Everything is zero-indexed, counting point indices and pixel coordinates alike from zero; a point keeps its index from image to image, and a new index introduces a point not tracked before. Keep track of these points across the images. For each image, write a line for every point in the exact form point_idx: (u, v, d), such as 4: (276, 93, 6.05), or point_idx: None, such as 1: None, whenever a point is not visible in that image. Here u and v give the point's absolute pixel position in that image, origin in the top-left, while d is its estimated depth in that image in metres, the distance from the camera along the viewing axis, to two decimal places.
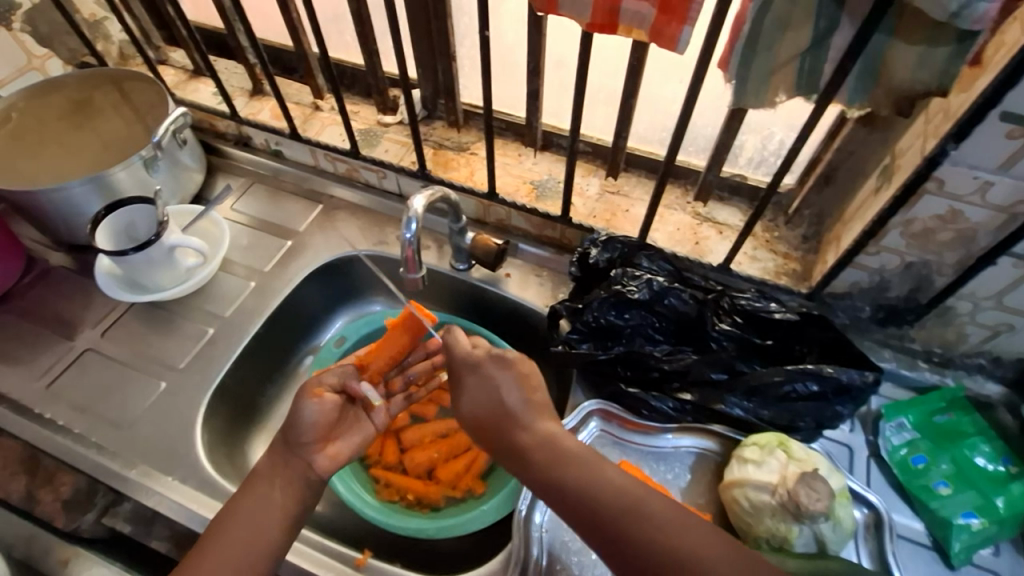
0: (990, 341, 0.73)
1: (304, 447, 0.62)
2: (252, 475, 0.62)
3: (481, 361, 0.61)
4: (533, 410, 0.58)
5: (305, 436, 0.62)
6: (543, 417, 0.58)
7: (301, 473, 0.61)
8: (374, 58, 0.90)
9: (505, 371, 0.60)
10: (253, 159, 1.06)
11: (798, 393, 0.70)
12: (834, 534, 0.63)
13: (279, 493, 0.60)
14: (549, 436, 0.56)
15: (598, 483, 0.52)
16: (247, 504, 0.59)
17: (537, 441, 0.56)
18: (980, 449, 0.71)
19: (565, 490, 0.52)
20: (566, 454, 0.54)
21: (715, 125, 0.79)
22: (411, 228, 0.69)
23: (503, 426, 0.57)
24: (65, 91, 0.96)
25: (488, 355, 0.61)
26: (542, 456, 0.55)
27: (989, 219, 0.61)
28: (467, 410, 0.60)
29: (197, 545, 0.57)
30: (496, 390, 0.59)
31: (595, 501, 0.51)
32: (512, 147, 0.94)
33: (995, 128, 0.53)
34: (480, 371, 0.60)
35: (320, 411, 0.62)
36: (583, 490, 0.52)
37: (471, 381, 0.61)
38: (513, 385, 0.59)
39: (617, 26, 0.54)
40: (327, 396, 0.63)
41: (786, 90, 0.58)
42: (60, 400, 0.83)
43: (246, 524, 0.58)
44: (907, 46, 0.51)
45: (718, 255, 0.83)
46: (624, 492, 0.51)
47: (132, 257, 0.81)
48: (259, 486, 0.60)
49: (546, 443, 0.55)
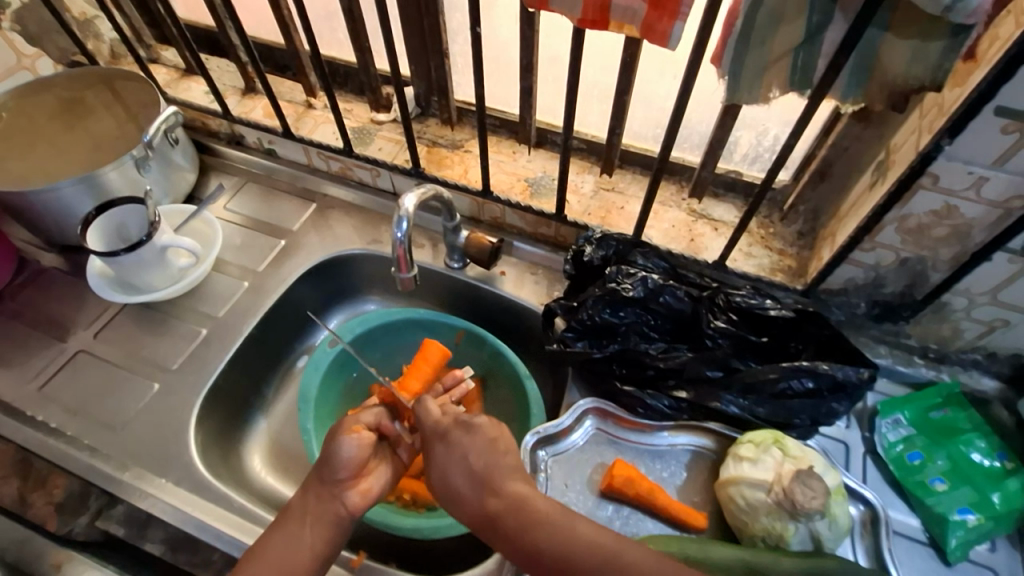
0: (986, 336, 0.73)
1: (340, 485, 0.63)
2: (283, 512, 0.62)
3: (449, 430, 0.61)
4: (500, 475, 0.57)
5: (341, 473, 0.63)
6: (512, 479, 0.57)
7: (333, 511, 0.61)
8: (366, 55, 0.89)
9: (476, 437, 0.59)
10: (246, 158, 1.05)
11: (794, 390, 0.70)
12: (830, 532, 0.62)
13: (308, 533, 0.60)
14: (519, 498, 0.55)
15: (568, 537, 0.51)
16: (276, 541, 0.59)
17: (506, 504, 0.54)
18: (976, 445, 0.71)
19: (540, 550, 0.51)
20: (536, 518, 0.53)
21: (709, 121, 0.79)
22: (403, 227, 0.68)
23: (473, 494, 0.56)
24: (54, 91, 0.95)
25: (455, 424, 0.61)
26: (512, 519, 0.53)
27: (985, 215, 0.60)
28: (438, 485, 0.59)
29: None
30: (464, 458, 0.58)
31: (568, 560, 0.50)
32: (507, 144, 0.93)
33: (990, 123, 0.53)
34: (448, 440, 0.60)
35: (358, 447, 0.64)
36: (552, 551, 0.51)
37: (440, 453, 0.60)
38: (483, 451, 0.58)
39: (609, 23, 0.54)
40: (364, 432, 0.65)
41: (780, 86, 0.57)
42: (53, 402, 0.82)
43: (277, 561, 0.58)
44: (901, 40, 0.51)
45: (713, 251, 0.82)
46: (604, 550, 0.50)
47: (124, 258, 0.81)
48: (290, 524, 0.61)
49: (515, 505, 0.54)
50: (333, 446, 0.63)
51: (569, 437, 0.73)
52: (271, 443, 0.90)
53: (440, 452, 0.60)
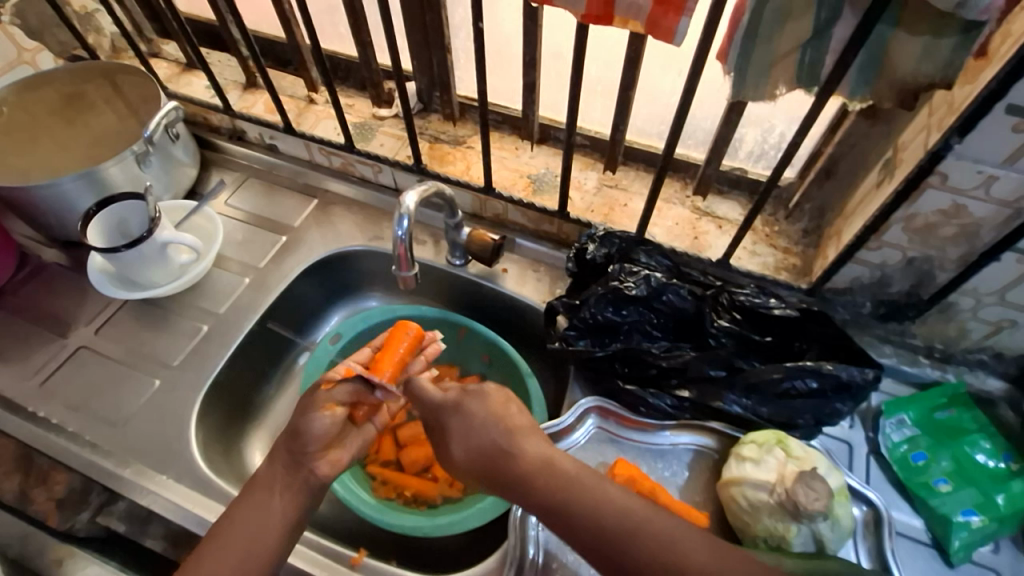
0: (993, 336, 0.72)
1: (307, 456, 0.61)
2: (249, 482, 0.62)
3: (459, 401, 0.63)
4: (519, 435, 0.58)
5: (309, 446, 0.62)
6: (530, 440, 0.58)
7: (302, 479, 0.61)
8: (368, 50, 0.88)
9: (483, 405, 0.61)
10: (247, 153, 1.04)
11: (798, 389, 0.69)
12: (832, 533, 0.62)
13: (278, 501, 0.60)
14: (546, 460, 0.56)
15: (600, 504, 0.52)
16: (245, 509, 0.59)
17: (535, 465, 0.56)
18: (981, 445, 0.71)
19: (568, 516, 0.52)
20: (564, 477, 0.54)
21: (714, 117, 0.78)
22: (404, 224, 0.68)
23: (496, 462, 0.57)
24: (55, 85, 0.94)
25: (465, 394, 0.63)
26: (540, 478, 0.55)
27: (993, 214, 0.60)
28: (461, 458, 0.60)
29: (201, 549, 0.57)
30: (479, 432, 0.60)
31: (596, 525, 0.51)
32: (509, 140, 0.93)
33: (1001, 122, 0.52)
34: (461, 410, 0.62)
35: (330, 424, 0.62)
36: (583, 508, 0.52)
37: (454, 424, 0.61)
38: (490, 419, 0.60)
39: (614, 17, 0.53)
40: (339, 409, 0.63)
41: (786, 83, 0.56)
42: (54, 398, 0.82)
43: (250, 526, 0.58)
44: (912, 36, 0.50)
45: (718, 249, 0.81)
46: (628, 509, 0.51)
47: (124, 254, 0.80)
48: (257, 493, 0.60)
49: (543, 466, 0.56)
50: (304, 419, 0.62)
51: (571, 436, 0.73)
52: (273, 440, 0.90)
53: (454, 421, 0.61)
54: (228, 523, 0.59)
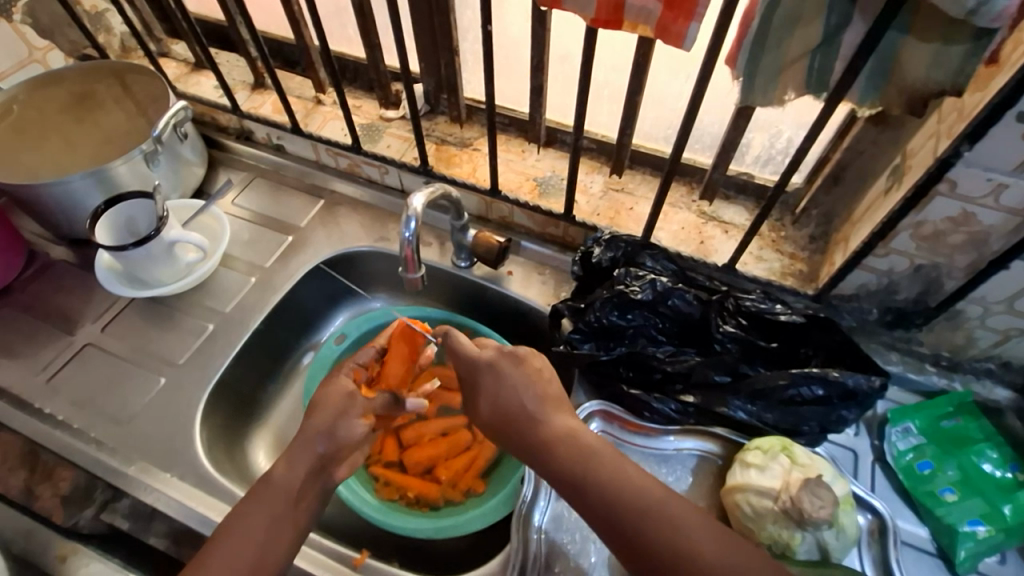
0: (1000, 345, 0.71)
1: (333, 464, 0.63)
2: (265, 479, 0.61)
3: (495, 361, 0.62)
4: (548, 408, 0.58)
5: (338, 452, 0.63)
6: (560, 414, 0.58)
7: (320, 484, 0.62)
8: (376, 51, 0.89)
9: (519, 370, 0.60)
10: (253, 153, 1.05)
11: (804, 397, 0.69)
12: (837, 541, 0.62)
13: (294, 503, 0.59)
14: (570, 431, 0.56)
15: (619, 478, 0.52)
16: (262, 509, 0.58)
17: (558, 434, 0.56)
18: (988, 454, 0.70)
19: (584, 472, 0.53)
20: (590, 447, 0.54)
21: (722, 122, 0.78)
22: (411, 226, 0.68)
23: (521, 424, 0.58)
24: (65, 84, 0.95)
25: (501, 355, 0.62)
26: (563, 449, 0.55)
27: (1003, 223, 0.59)
28: (487, 412, 0.60)
29: (214, 544, 0.57)
30: (514, 390, 0.59)
31: (613, 497, 0.51)
32: (516, 142, 0.93)
33: (1011, 130, 0.52)
34: (497, 367, 0.61)
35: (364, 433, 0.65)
36: (603, 484, 0.52)
37: (488, 382, 0.61)
38: (529, 385, 0.59)
39: (623, 22, 0.53)
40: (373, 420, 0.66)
41: (794, 89, 0.56)
42: (59, 395, 0.83)
43: (266, 525, 0.58)
44: (923, 44, 0.50)
45: (724, 254, 0.81)
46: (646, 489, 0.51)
47: (132, 253, 0.81)
48: (274, 494, 0.59)
49: (566, 438, 0.55)
50: (343, 423, 0.64)
51: None
52: (276, 440, 0.90)
53: (491, 378, 0.61)
54: (243, 522, 0.58)
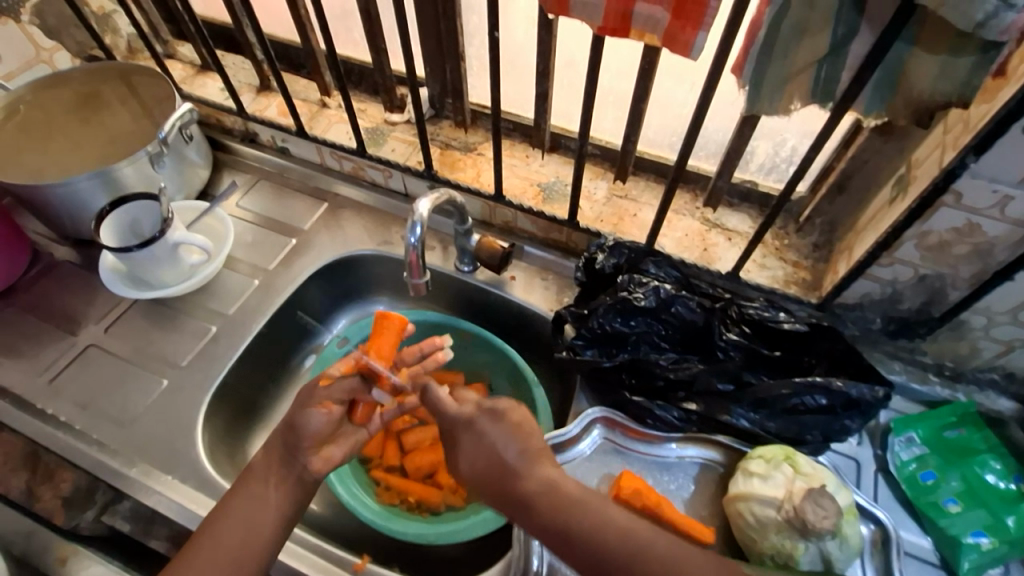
0: (1004, 356, 0.71)
1: (300, 451, 0.61)
2: (245, 472, 0.61)
3: (474, 419, 0.60)
4: (531, 458, 0.55)
5: (303, 441, 0.61)
6: (543, 464, 0.55)
7: (296, 474, 0.60)
8: (382, 56, 0.89)
9: (501, 425, 0.58)
10: (259, 156, 1.05)
11: (807, 405, 0.69)
12: (840, 552, 0.61)
13: (273, 492, 0.59)
14: (551, 481, 0.54)
15: (603, 527, 0.50)
16: (240, 506, 0.58)
17: (540, 487, 0.54)
18: (991, 466, 0.70)
19: (570, 528, 0.51)
20: (569, 499, 0.52)
21: (726, 129, 0.78)
22: (416, 231, 0.68)
23: (501, 483, 0.55)
24: (71, 85, 0.96)
25: (481, 412, 0.60)
26: (545, 503, 0.52)
27: (1008, 234, 0.59)
28: (466, 473, 0.57)
29: (192, 547, 0.57)
30: (492, 445, 0.57)
31: (599, 542, 0.50)
32: (520, 147, 0.93)
33: (1017, 142, 0.52)
34: (475, 428, 0.59)
35: (326, 422, 0.62)
36: (587, 534, 0.50)
37: (465, 442, 0.58)
38: (508, 439, 0.57)
39: (630, 31, 0.53)
40: (335, 408, 0.62)
41: (801, 98, 0.56)
42: (61, 395, 0.83)
43: (241, 527, 0.57)
44: (929, 55, 0.50)
45: (727, 262, 0.81)
46: (634, 536, 0.50)
47: (136, 254, 0.81)
48: (253, 487, 0.59)
49: (550, 490, 0.53)
50: (302, 414, 0.61)
51: (577, 446, 0.73)
52: None
53: (465, 439, 0.59)
54: (222, 523, 0.57)
